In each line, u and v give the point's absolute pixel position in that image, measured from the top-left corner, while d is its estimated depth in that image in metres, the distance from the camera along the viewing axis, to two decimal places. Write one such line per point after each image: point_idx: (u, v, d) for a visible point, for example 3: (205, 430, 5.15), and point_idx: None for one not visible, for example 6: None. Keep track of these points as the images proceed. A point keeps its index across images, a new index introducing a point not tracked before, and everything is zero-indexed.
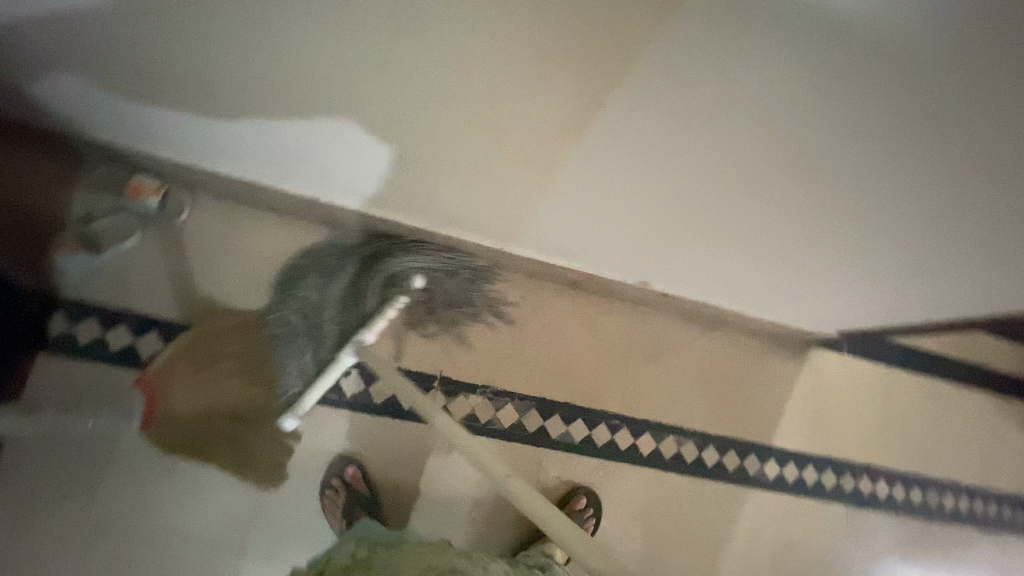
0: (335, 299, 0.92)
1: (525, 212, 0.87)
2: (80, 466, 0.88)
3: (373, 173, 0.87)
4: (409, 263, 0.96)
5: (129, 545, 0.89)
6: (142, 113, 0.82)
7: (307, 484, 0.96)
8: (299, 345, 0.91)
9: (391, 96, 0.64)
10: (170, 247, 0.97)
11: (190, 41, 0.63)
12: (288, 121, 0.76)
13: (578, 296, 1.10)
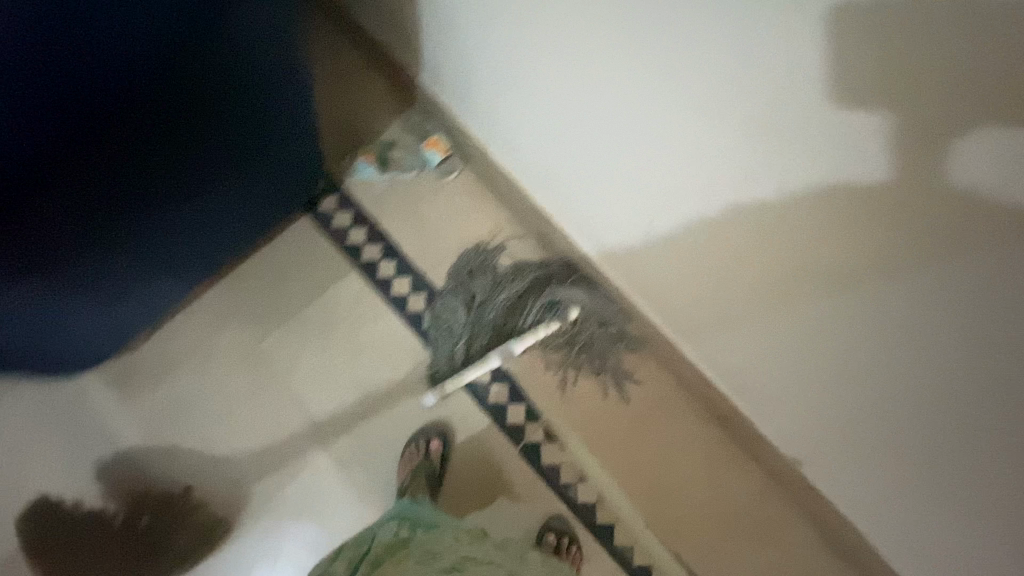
0: (500, 306, 1.06)
1: (737, 320, 0.89)
2: (274, 305, 1.09)
3: (633, 223, 0.95)
4: (571, 297, 1.06)
5: (259, 381, 1.05)
6: (494, 97, 1.03)
7: (397, 427, 1.03)
8: (458, 339, 1.05)
9: (724, 159, 0.72)
10: (425, 192, 1.17)
11: (590, 57, 0.80)
12: (601, 146, 0.89)
13: (715, 432, 1.04)
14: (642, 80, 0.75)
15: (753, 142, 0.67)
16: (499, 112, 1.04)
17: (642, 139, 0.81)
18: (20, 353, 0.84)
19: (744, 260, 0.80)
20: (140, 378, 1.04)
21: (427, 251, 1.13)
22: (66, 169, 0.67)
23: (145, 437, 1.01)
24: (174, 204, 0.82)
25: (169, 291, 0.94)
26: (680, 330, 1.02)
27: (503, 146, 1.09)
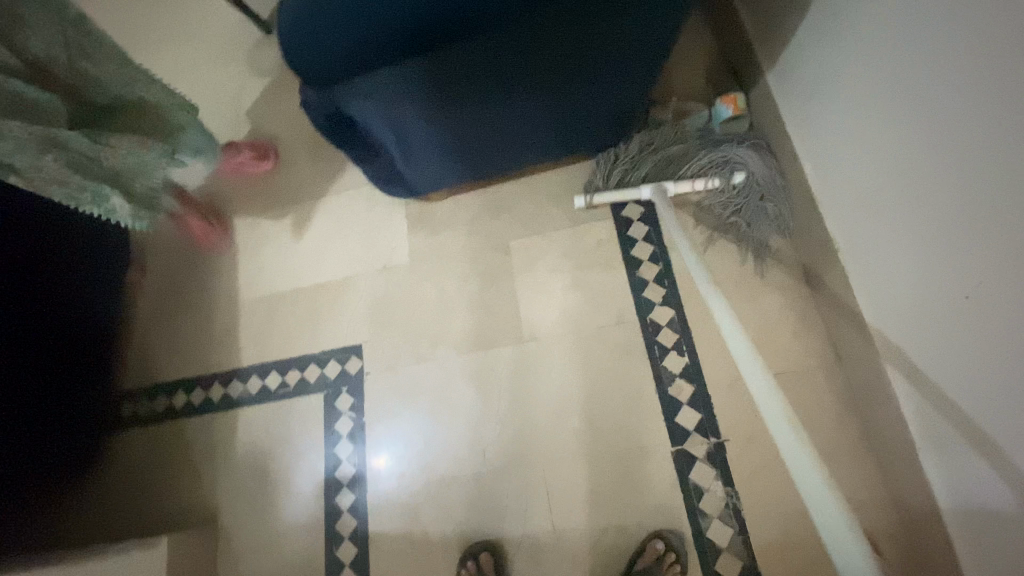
0: (674, 152, 1.15)
1: (1009, 478, 0.69)
2: (530, 216, 1.23)
3: (926, 294, 0.79)
4: (745, 161, 1.10)
5: (491, 266, 1.21)
6: (825, 105, 0.94)
7: (575, 365, 1.10)
8: (617, 161, 1.18)
9: None
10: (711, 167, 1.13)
11: (965, 89, 0.65)
12: (926, 194, 0.75)
13: (900, 565, 0.91)
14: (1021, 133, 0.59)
15: None
16: (825, 119, 0.94)
17: (988, 201, 0.65)
18: (383, 168, 1.15)
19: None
20: (418, 219, 1.29)
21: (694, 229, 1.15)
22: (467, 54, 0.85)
23: (401, 262, 1.26)
24: (516, 94, 0.98)
25: (479, 158, 1.16)
26: (923, 436, 0.84)
27: (812, 155, 1.00)
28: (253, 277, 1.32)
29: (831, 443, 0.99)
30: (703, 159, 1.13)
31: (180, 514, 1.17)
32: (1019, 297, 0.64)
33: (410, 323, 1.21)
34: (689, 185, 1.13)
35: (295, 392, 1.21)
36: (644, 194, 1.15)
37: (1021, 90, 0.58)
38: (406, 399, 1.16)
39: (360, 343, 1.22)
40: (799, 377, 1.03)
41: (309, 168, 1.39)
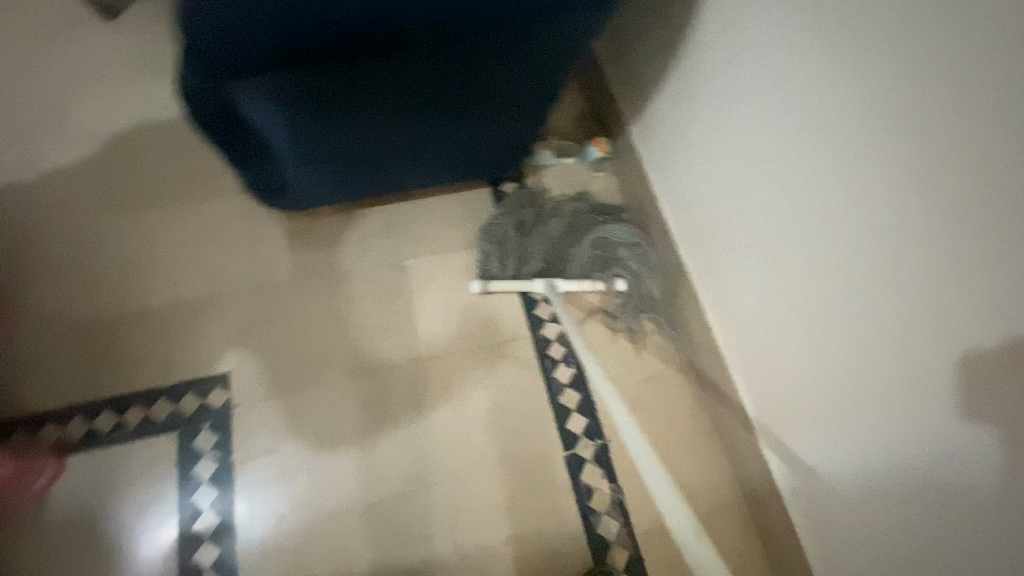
0: (554, 234, 1.24)
1: (814, 409, 0.89)
2: (423, 237, 1.24)
3: (746, 275, 1.00)
4: (618, 239, 1.23)
5: (380, 286, 1.18)
6: (668, 126, 1.15)
7: (469, 380, 1.12)
8: (507, 246, 1.23)
9: (847, 229, 0.77)
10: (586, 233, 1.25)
11: (759, 107, 0.89)
12: (743, 191, 0.97)
13: (751, 542, 1.05)
14: (795, 136, 0.82)
15: (880, 223, 0.71)
16: (668, 138, 1.16)
17: (781, 193, 0.88)
18: (270, 174, 1.07)
19: (839, 341, 0.82)
20: (300, 234, 1.19)
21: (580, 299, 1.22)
22: (395, 75, 0.88)
23: (279, 279, 1.14)
24: (425, 116, 1.02)
25: (377, 174, 1.15)
26: (747, 394, 1.04)
27: (660, 170, 1.21)
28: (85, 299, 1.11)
29: (694, 437, 1.12)
30: (585, 252, 1.22)
31: None
32: (823, 293, 0.83)
33: (289, 347, 1.09)
34: (577, 285, 1.20)
35: (136, 433, 1.01)
36: (537, 287, 1.20)
37: (798, 105, 0.81)
38: (285, 430, 1.04)
39: (226, 371, 1.07)
40: (666, 383, 1.15)
41: (165, 174, 1.22)
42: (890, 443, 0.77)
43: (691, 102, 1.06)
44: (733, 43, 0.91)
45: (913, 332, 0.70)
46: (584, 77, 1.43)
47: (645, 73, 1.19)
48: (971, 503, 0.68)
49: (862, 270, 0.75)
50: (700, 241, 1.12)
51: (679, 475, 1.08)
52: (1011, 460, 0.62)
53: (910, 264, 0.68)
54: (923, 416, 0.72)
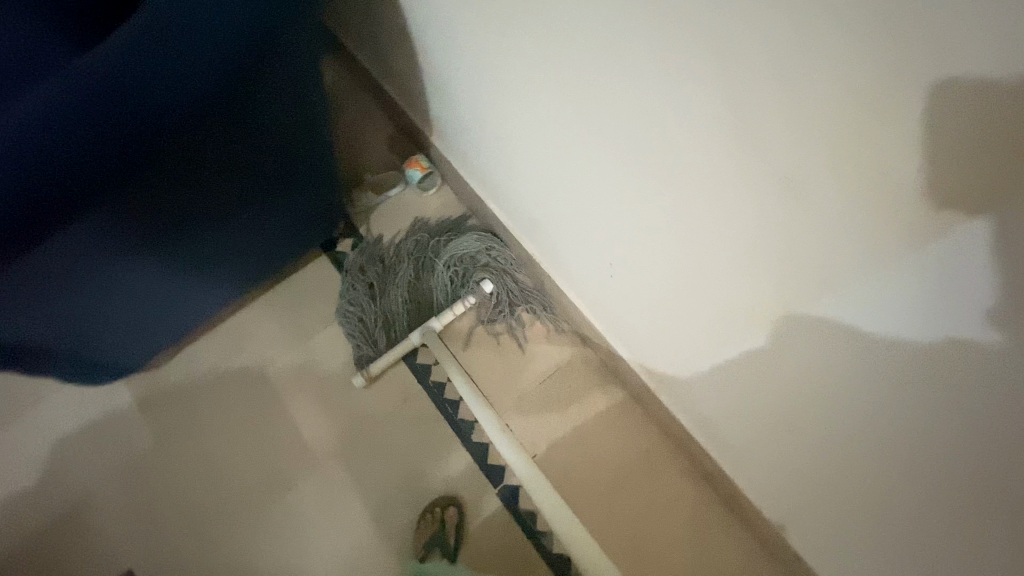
0: (405, 278, 1.16)
1: (685, 349, 0.89)
2: (276, 337, 1.16)
3: (577, 245, 0.98)
4: (466, 248, 1.16)
5: (252, 407, 1.11)
6: (456, 127, 1.12)
7: (376, 460, 1.06)
8: (369, 317, 1.14)
9: (616, 178, 0.75)
10: (434, 256, 1.18)
11: (503, 84, 0.85)
12: (536, 168, 0.94)
13: (702, 490, 1.03)
14: (540, 102, 0.79)
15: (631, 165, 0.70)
16: (462, 138, 1.13)
17: (561, 161, 0.85)
18: (65, 359, 0.96)
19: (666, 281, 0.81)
20: (151, 392, 1.12)
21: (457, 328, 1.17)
22: (141, 195, 0.80)
23: (145, 449, 1.08)
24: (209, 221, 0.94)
25: (187, 305, 1.05)
26: (628, 351, 1.04)
27: (471, 170, 1.18)
28: None
29: (611, 415, 1.09)
30: (442, 277, 1.15)
31: None
32: (642, 247, 0.81)
33: (180, 513, 1.03)
34: (451, 313, 1.14)
35: None
36: (415, 339, 1.11)
37: (524, 71, 0.78)
38: None
39: (130, 568, 1.00)
40: (566, 374, 1.13)
41: None
42: (750, 364, 0.78)
43: (464, 102, 1.02)
44: (463, 38, 0.87)
45: (714, 267, 0.70)
46: (376, 103, 1.35)
47: (419, 83, 1.14)
48: (823, 398, 0.69)
49: (655, 222, 0.74)
50: (531, 225, 1.09)
51: (610, 458, 1.05)
52: (807, 337, 0.65)
53: (681, 208, 0.67)
54: (760, 335, 0.72)
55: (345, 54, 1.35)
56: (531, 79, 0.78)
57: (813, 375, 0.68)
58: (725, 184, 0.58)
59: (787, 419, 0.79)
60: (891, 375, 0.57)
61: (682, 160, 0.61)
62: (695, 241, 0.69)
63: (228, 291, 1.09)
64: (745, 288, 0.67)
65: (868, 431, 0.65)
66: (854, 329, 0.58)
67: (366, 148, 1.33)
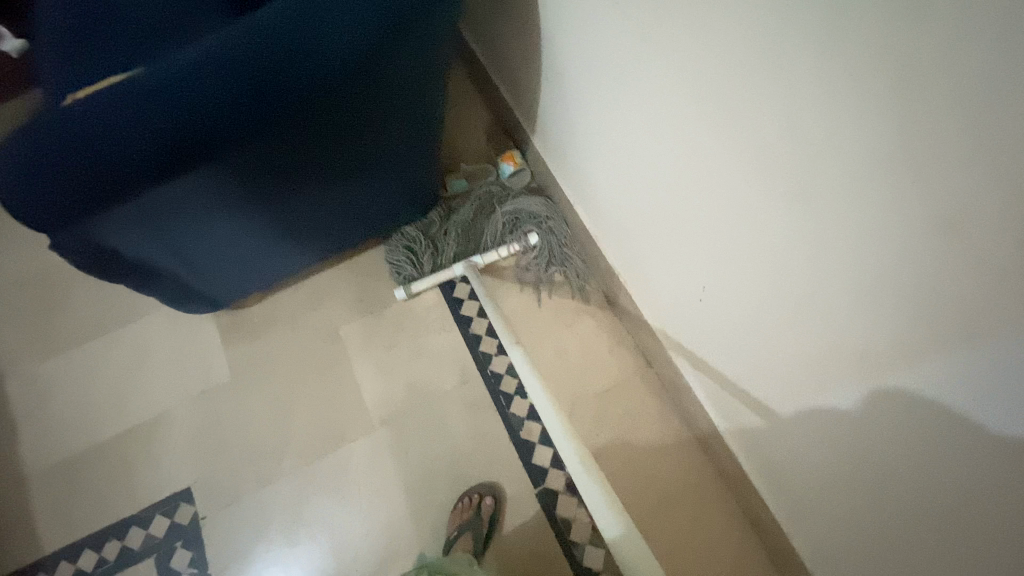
0: (461, 217, 1.25)
1: (760, 389, 0.86)
2: (356, 301, 1.23)
3: (663, 264, 0.97)
4: (535, 212, 1.24)
5: (321, 361, 1.17)
6: (561, 132, 1.14)
7: (425, 434, 1.10)
8: (419, 245, 1.24)
9: (728, 204, 0.74)
10: (506, 215, 1.24)
11: (623, 94, 0.87)
12: (636, 180, 0.94)
13: (747, 536, 0.98)
14: (655, 115, 0.81)
15: (743, 193, 0.70)
16: (564, 143, 1.15)
17: (666, 178, 0.86)
18: (172, 286, 1.07)
19: (760, 315, 0.78)
20: (232, 331, 1.21)
21: (523, 326, 1.19)
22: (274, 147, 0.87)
23: (220, 381, 1.16)
24: (321, 179, 1.01)
25: (280, 258, 1.14)
26: (695, 382, 1.02)
27: (566, 175, 1.20)
28: (43, 447, 1.14)
29: (664, 441, 1.06)
30: (495, 221, 1.24)
31: None
32: (732, 280, 0.81)
33: (239, 446, 1.10)
34: (496, 255, 1.22)
35: (118, 566, 1.03)
36: (458, 271, 1.21)
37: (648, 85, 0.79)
38: (255, 527, 1.04)
39: (188, 486, 1.08)
40: (624, 391, 1.11)
41: (94, 306, 1.25)
42: (837, 425, 0.73)
43: (574, 111, 1.05)
44: (589, 52, 0.92)
45: (816, 313, 0.68)
46: (485, 98, 1.40)
47: (531, 81, 1.17)
48: (904, 476, 0.65)
49: (756, 256, 0.74)
50: (618, 239, 1.09)
51: (656, 484, 1.03)
52: (907, 405, 0.61)
53: (790, 247, 0.67)
54: (855, 393, 0.68)
55: (465, 48, 1.41)
56: (649, 101, 0.81)
57: (901, 451, 0.64)
58: (846, 234, 0.58)
59: (858, 486, 0.74)
60: (980, 462, 0.54)
61: (800, 203, 0.62)
62: (802, 281, 0.68)
63: (319, 243, 1.16)
64: (844, 337, 0.65)
65: (949, 515, 0.61)
66: (950, 408, 0.56)
67: (468, 139, 1.38)
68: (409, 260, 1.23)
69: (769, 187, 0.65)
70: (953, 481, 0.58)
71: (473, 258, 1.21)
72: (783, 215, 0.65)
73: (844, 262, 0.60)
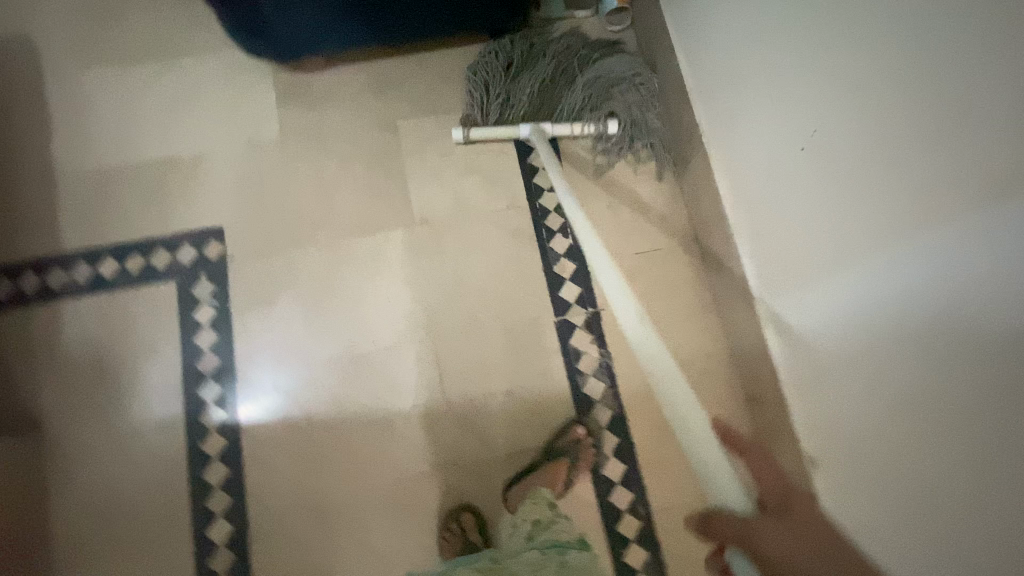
0: (544, 77, 1.16)
1: (798, 268, 0.82)
2: (420, 98, 1.17)
3: (751, 125, 0.88)
4: (623, 94, 1.13)
5: (374, 147, 1.13)
6: None
7: (461, 242, 1.09)
8: (492, 90, 1.15)
9: (855, 38, 0.64)
10: (591, 88, 1.14)
11: None
12: (754, 21, 0.83)
13: (736, 408, 1.05)
14: None
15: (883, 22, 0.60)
16: None
17: (793, 12, 0.75)
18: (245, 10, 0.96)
19: (832, 185, 0.72)
20: (286, 92, 1.15)
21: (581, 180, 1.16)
22: None
23: (268, 137, 1.12)
24: None
25: (362, 20, 1.03)
26: (747, 261, 0.95)
27: (679, 17, 1.05)
28: (74, 152, 1.10)
29: (687, 311, 1.09)
30: (578, 92, 1.14)
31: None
32: (812, 145, 0.75)
33: (277, 204, 1.09)
34: (568, 129, 1.14)
35: (140, 279, 1.04)
36: (523, 132, 1.12)
37: None
38: (281, 281, 1.05)
39: (221, 227, 1.07)
40: (663, 258, 1.12)
41: (146, 25, 1.17)
42: (864, 306, 0.69)
43: None
44: None
45: (895, 174, 0.61)
46: None
47: None
48: (903, 353, 0.64)
49: (847, 104, 0.67)
50: (711, 96, 0.98)
51: (670, 345, 1.07)
52: (945, 278, 0.56)
53: (903, 86, 0.59)
54: (893, 271, 0.64)
55: None
56: None
57: (917, 330, 0.61)
58: (962, 70, 0.51)
59: (851, 368, 0.73)
60: (981, 330, 0.51)
61: (927, 32, 0.55)
62: (884, 133, 0.62)
63: (404, 16, 1.05)
64: (914, 202, 0.59)
65: (939, 390, 0.59)
66: (985, 276, 0.51)
67: None
68: (478, 105, 1.15)
69: (919, 13, 0.56)
70: (954, 356, 0.56)
71: (544, 125, 1.13)
72: (903, 48, 0.58)
73: (943, 99, 0.54)
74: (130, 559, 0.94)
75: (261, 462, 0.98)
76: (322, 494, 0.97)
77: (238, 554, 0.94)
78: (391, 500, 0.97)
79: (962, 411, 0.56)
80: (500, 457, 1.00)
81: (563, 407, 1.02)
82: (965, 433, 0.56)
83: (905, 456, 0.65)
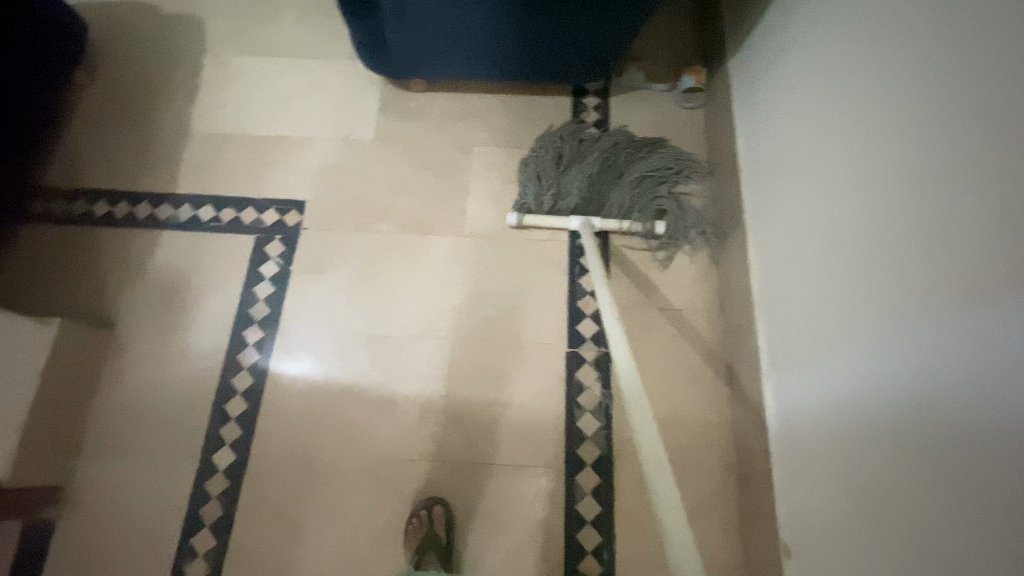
0: (593, 172, 1.21)
1: (808, 354, 0.84)
2: (497, 130, 1.31)
3: (786, 215, 0.93)
4: (667, 195, 1.21)
5: (448, 162, 1.28)
6: (756, 66, 1.09)
7: (500, 260, 1.19)
8: (545, 181, 1.21)
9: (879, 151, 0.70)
10: (637, 184, 1.21)
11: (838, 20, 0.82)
12: (801, 121, 0.90)
13: (726, 480, 1.04)
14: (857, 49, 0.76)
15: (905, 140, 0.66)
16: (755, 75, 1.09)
17: (831, 119, 0.81)
18: (370, 32, 1.14)
19: (844, 282, 0.76)
20: (387, 103, 1.33)
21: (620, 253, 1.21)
22: None
23: (363, 135, 1.30)
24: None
25: (463, 56, 1.20)
26: (762, 339, 0.98)
27: (740, 108, 1.14)
28: (210, 116, 1.33)
29: (698, 373, 1.11)
30: (626, 189, 1.20)
31: (86, 307, 1.16)
32: (833, 241, 0.79)
33: (355, 191, 1.25)
34: (616, 225, 1.19)
35: (226, 228, 1.22)
36: (573, 224, 1.18)
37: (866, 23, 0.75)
38: (338, 256, 1.19)
39: (304, 200, 1.24)
40: (685, 318, 1.15)
41: (294, 30, 1.41)
42: (861, 398, 0.71)
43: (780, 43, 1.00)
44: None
45: (902, 276, 0.65)
46: (701, 17, 1.39)
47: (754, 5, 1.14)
48: (918, 445, 0.61)
49: (881, 203, 0.69)
50: (758, 182, 1.04)
51: (673, 401, 1.09)
52: (945, 383, 0.58)
53: (916, 198, 0.63)
54: (893, 371, 0.65)
55: None
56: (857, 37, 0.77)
57: (910, 426, 0.62)
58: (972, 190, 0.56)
59: (844, 457, 0.73)
60: (981, 430, 0.52)
61: (957, 144, 0.58)
62: (917, 221, 0.63)
63: (498, 59, 1.21)
64: (914, 306, 0.62)
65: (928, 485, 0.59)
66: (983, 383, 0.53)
67: (666, 45, 1.38)
68: (532, 187, 1.21)
69: (936, 134, 0.61)
70: (949, 454, 0.56)
71: (594, 220, 1.18)
72: (941, 149, 0.60)
73: (952, 213, 0.58)
74: (147, 458, 1.06)
75: (274, 407, 1.08)
76: (319, 450, 1.06)
77: (232, 480, 1.04)
78: (376, 471, 1.04)
79: (984, 512, 0.52)
80: (485, 463, 1.04)
81: (554, 433, 1.06)
82: (983, 540, 0.52)
83: (886, 550, 0.64)
